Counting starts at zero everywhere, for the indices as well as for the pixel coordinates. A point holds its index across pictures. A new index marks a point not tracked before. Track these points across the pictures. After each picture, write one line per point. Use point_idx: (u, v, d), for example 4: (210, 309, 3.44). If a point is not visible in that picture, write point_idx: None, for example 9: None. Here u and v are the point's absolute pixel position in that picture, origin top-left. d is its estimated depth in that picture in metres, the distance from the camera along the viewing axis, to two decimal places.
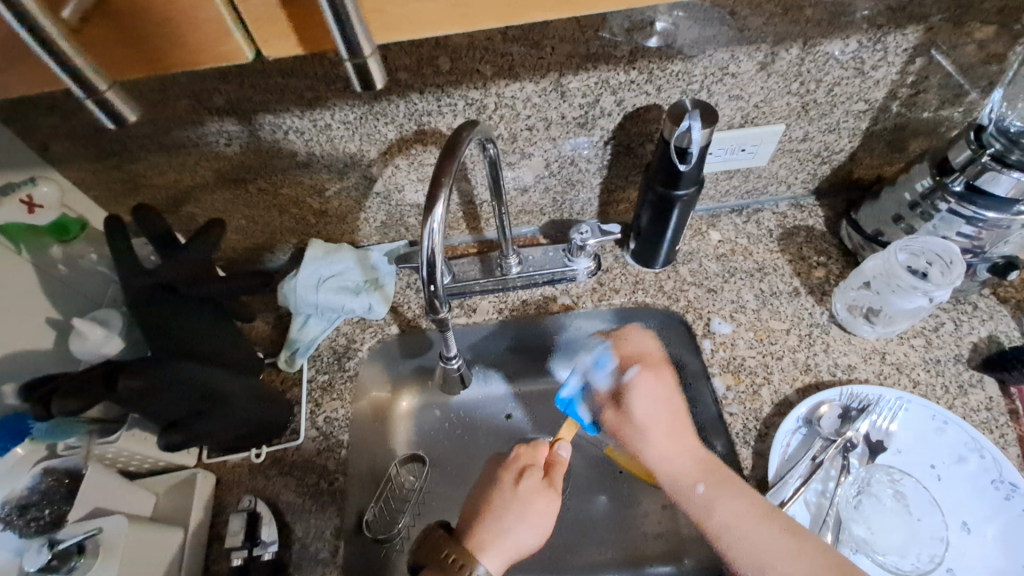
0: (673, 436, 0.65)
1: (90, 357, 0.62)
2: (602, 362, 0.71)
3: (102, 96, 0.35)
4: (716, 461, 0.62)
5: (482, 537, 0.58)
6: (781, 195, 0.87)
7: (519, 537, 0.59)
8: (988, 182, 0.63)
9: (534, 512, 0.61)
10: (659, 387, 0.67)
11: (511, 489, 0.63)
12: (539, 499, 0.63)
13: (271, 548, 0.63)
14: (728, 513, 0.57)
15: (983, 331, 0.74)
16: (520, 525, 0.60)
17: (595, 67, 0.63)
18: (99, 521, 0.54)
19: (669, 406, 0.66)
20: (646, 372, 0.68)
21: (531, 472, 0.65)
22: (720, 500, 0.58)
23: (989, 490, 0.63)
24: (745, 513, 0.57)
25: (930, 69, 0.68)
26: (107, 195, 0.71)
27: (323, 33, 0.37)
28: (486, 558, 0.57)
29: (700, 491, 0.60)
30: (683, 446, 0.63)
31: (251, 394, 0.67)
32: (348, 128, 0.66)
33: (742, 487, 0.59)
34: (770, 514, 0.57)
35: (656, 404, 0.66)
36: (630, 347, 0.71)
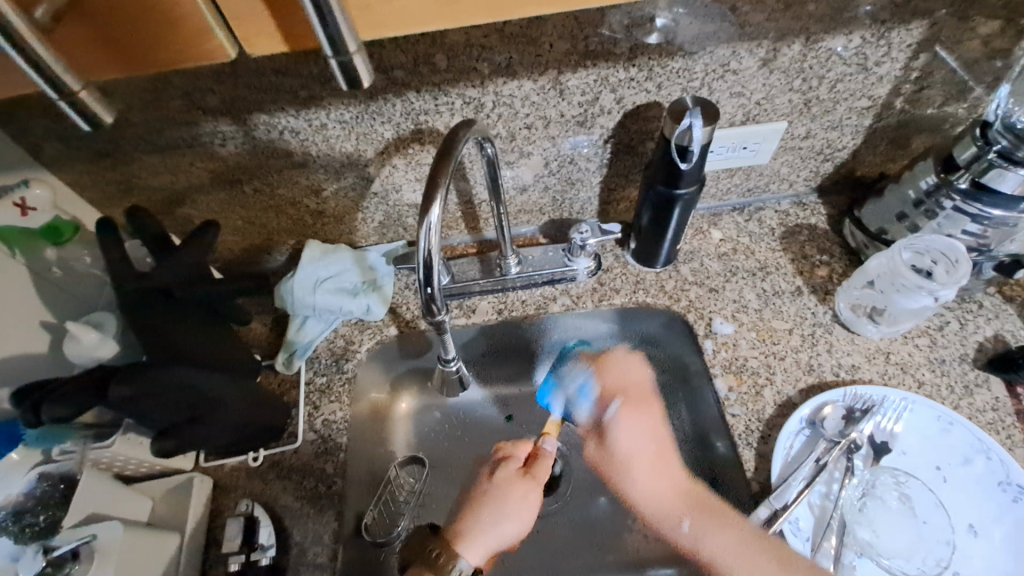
0: (654, 469, 0.69)
1: (84, 361, 0.60)
2: (585, 392, 0.76)
3: (75, 97, 0.34)
4: (702, 491, 0.66)
5: (464, 530, 0.61)
6: (783, 193, 0.86)
7: (502, 527, 0.62)
8: (994, 179, 0.63)
9: (512, 502, 0.64)
10: (645, 420, 0.72)
11: (489, 481, 0.66)
12: (516, 488, 0.66)
13: (269, 552, 0.62)
14: (712, 546, 0.62)
15: (989, 330, 0.73)
16: (501, 518, 0.62)
17: (594, 64, 0.62)
18: (93, 527, 0.54)
19: (654, 439, 0.71)
20: (626, 407, 0.73)
21: (510, 466, 0.68)
22: (704, 534, 0.63)
23: (996, 491, 0.62)
24: (728, 543, 0.61)
25: (934, 65, 0.67)
26: (102, 197, 0.71)
27: (306, 30, 0.36)
28: (466, 549, 0.59)
29: (685, 528, 0.65)
30: (664, 480, 0.68)
31: (246, 396, 0.66)
32: (345, 128, 0.66)
33: (724, 518, 0.63)
34: (752, 541, 0.60)
35: (636, 437, 0.71)
36: (613, 377, 0.75)
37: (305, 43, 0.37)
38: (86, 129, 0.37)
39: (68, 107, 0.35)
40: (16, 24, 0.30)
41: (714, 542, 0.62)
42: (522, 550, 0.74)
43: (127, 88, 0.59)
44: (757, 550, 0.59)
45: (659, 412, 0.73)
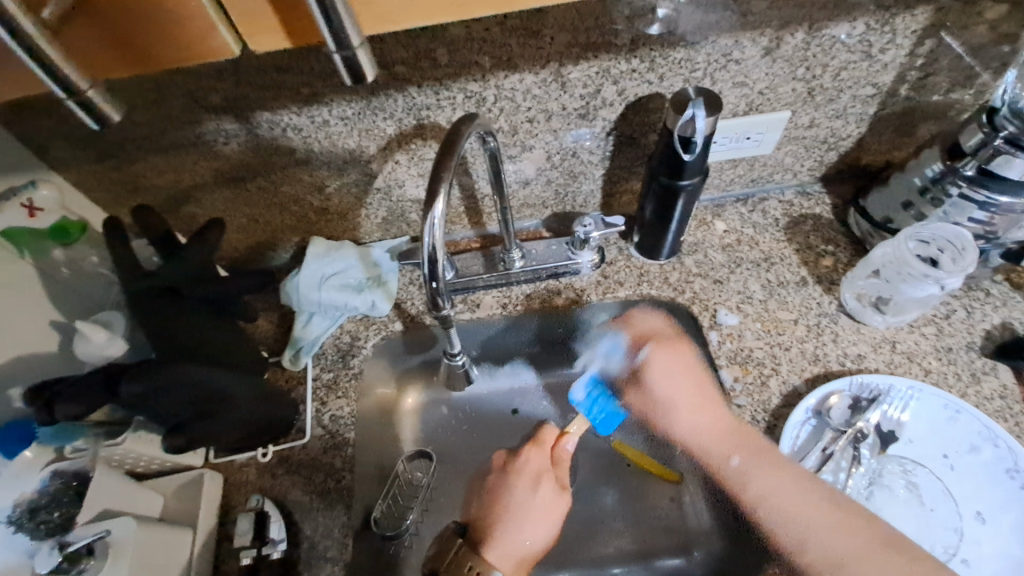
0: (696, 409, 0.68)
1: (92, 360, 0.59)
2: (614, 346, 0.77)
3: (83, 97, 0.35)
4: (753, 432, 0.64)
5: (502, 540, 0.65)
6: (787, 183, 0.85)
7: (542, 532, 0.69)
8: (1001, 166, 0.63)
9: (546, 509, 0.71)
10: (679, 365, 0.71)
11: (529, 493, 0.71)
12: (552, 498, 0.73)
13: (280, 547, 0.63)
14: (765, 487, 0.60)
15: (996, 318, 0.73)
16: (542, 529, 0.69)
17: (595, 56, 0.62)
18: (108, 522, 0.55)
19: (689, 378, 0.70)
20: (660, 348, 0.73)
21: (545, 478, 0.74)
22: (757, 471, 0.61)
23: (1004, 479, 0.61)
24: (778, 485, 0.59)
25: (939, 51, 0.67)
26: (108, 197, 0.71)
27: (311, 27, 0.37)
28: (499, 559, 0.63)
29: (734, 463, 0.62)
30: (709, 416, 0.67)
31: (252, 394, 0.68)
32: (347, 124, 0.66)
33: (780, 460, 0.61)
34: (812, 489, 0.58)
35: (671, 383, 0.71)
36: (639, 328, 0.76)
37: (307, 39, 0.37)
38: (93, 126, 0.37)
39: (76, 106, 0.35)
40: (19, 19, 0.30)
41: (760, 470, 0.61)
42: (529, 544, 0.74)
43: (130, 87, 0.59)
44: (813, 492, 0.58)
45: (690, 350, 0.73)
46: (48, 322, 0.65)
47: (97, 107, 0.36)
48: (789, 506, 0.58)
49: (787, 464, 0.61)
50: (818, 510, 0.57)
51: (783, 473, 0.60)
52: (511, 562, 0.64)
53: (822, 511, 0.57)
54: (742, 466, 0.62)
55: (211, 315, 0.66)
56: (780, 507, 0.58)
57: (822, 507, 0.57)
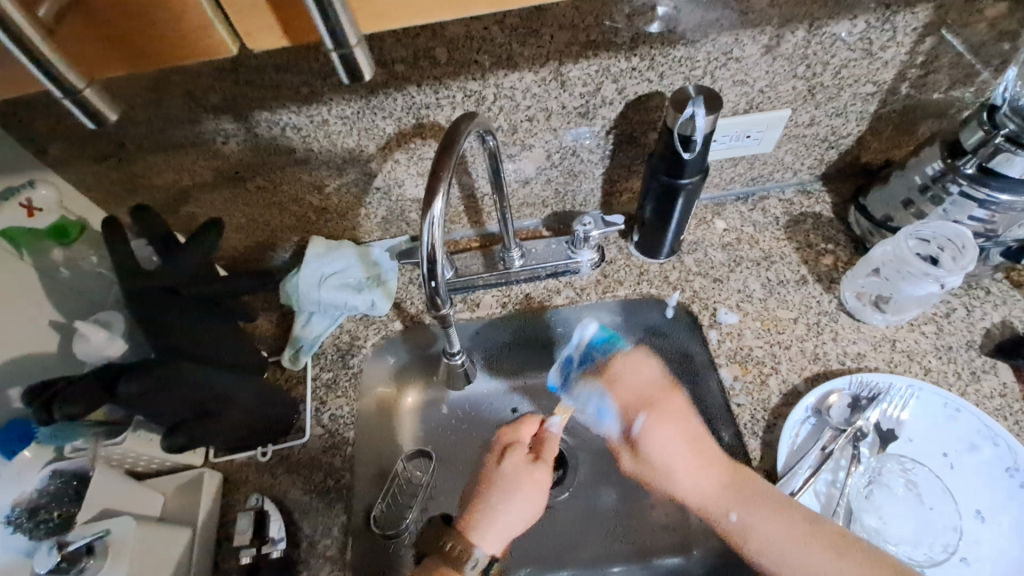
0: (694, 468, 0.64)
1: (93, 359, 0.61)
2: (603, 411, 0.72)
3: (78, 95, 0.35)
4: (746, 473, 0.61)
5: (475, 516, 0.59)
6: (787, 182, 0.85)
7: (521, 509, 0.60)
8: (1002, 164, 0.62)
9: (523, 479, 0.62)
10: (671, 425, 0.67)
11: (495, 466, 0.63)
12: (529, 472, 0.63)
13: (280, 546, 0.63)
14: (765, 540, 0.58)
15: (996, 317, 0.73)
16: (520, 502, 0.60)
17: (595, 55, 0.62)
18: (110, 522, 0.55)
19: (685, 438, 0.66)
20: (653, 417, 0.68)
21: (514, 449, 0.65)
22: (755, 525, 0.59)
23: (1003, 477, 0.61)
24: (780, 538, 0.57)
25: (940, 49, 0.66)
26: (107, 196, 0.71)
27: (306, 26, 0.37)
28: (480, 536, 0.58)
29: (734, 519, 0.60)
30: (706, 474, 0.63)
31: (252, 393, 0.67)
32: (346, 123, 0.65)
33: (771, 504, 0.58)
34: (813, 534, 0.57)
35: (666, 447, 0.66)
36: (625, 390, 0.71)
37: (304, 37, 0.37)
38: (89, 124, 0.38)
39: (72, 105, 0.36)
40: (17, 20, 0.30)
41: (759, 523, 0.58)
42: (529, 542, 0.74)
43: (129, 86, 0.59)
44: (813, 538, 0.57)
45: (684, 406, 0.68)
46: (49, 322, 0.64)
47: (95, 106, 0.36)
48: (793, 560, 0.56)
49: (786, 506, 0.58)
50: (820, 556, 0.56)
51: (786, 522, 0.57)
52: (495, 541, 0.58)
53: (824, 559, 0.56)
54: (741, 520, 0.59)
55: (210, 315, 0.66)
56: (785, 559, 0.57)
57: (825, 555, 0.56)
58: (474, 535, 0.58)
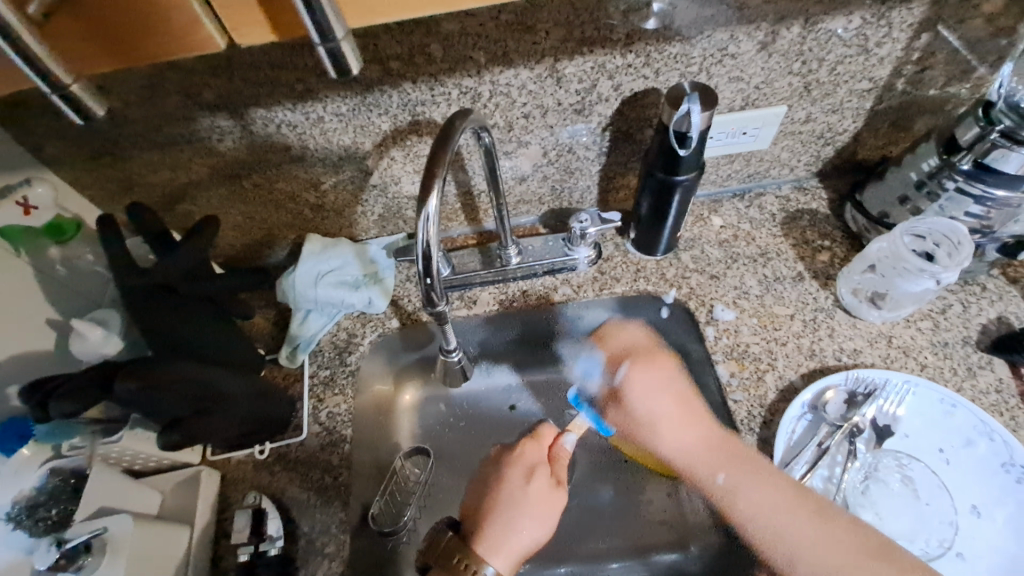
0: (681, 424, 0.69)
1: (90, 357, 0.61)
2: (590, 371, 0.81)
3: (67, 90, 0.36)
4: (740, 441, 0.65)
5: (490, 534, 0.62)
6: (784, 178, 0.85)
7: (534, 528, 0.65)
8: (997, 160, 0.62)
9: (539, 504, 0.67)
10: (657, 376, 0.72)
11: (522, 487, 0.68)
12: (546, 496, 0.68)
13: (278, 544, 0.63)
14: (752, 500, 0.61)
15: (992, 312, 0.73)
16: (532, 520, 0.65)
17: (591, 51, 0.62)
18: (106, 520, 0.54)
19: (672, 395, 0.71)
20: (635, 366, 0.74)
21: (540, 470, 0.71)
22: (742, 488, 0.62)
23: (999, 472, 0.62)
24: (763, 502, 0.60)
25: (936, 45, 0.66)
26: (103, 194, 0.71)
27: (295, 22, 0.38)
28: (496, 556, 0.60)
29: (721, 480, 0.64)
30: (695, 429, 0.67)
31: (250, 392, 0.68)
32: (342, 120, 0.65)
33: (765, 470, 0.61)
34: (796, 501, 0.59)
35: (651, 397, 0.72)
36: (615, 345, 0.78)
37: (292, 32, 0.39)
38: (76, 120, 0.38)
39: (59, 100, 0.36)
40: (10, 19, 0.31)
41: (739, 477, 0.62)
42: None
43: (124, 84, 0.59)
44: (797, 507, 0.59)
45: (673, 367, 0.73)
46: (45, 321, 0.64)
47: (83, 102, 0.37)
48: (779, 525, 0.59)
49: (775, 478, 0.61)
50: (807, 527, 0.57)
51: (769, 488, 0.60)
52: (507, 560, 0.60)
53: (808, 527, 0.57)
54: (727, 481, 0.63)
55: (207, 312, 0.66)
56: (768, 523, 0.59)
57: (810, 521, 0.58)
58: (485, 551, 0.61)
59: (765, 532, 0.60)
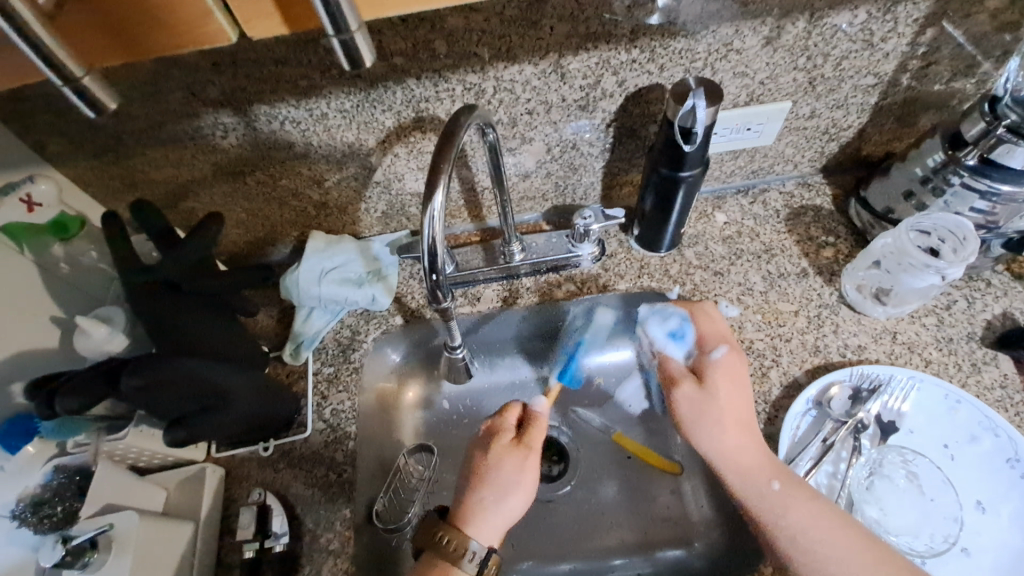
0: (743, 427, 0.61)
1: (93, 355, 0.61)
2: (681, 335, 0.70)
3: (79, 83, 0.36)
4: (785, 461, 0.60)
5: (465, 508, 0.58)
6: (787, 174, 0.85)
7: (506, 500, 0.59)
8: (1003, 155, 0.62)
9: (501, 469, 0.61)
10: (746, 376, 0.64)
11: (479, 455, 0.62)
12: (506, 460, 0.61)
13: (282, 540, 0.63)
14: (802, 520, 0.55)
15: (997, 308, 0.73)
16: (494, 489, 0.59)
17: (595, 47, 0.61)
18: (110, 516, 0.54)
19: (747, 396, 0.63)
20: (734, 351, 0.65)
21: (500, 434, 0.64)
22: (795, 500, 0.56)
23: (1004, 468, 0.62)
24: (816, 519, 0.55)
25: (941, 40, 0.66)
26: (106, 191, 0.71)
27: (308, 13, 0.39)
28: (471, 529, 0.57)
29: (775, 488, 0.57)
30: (754, 439, 0.60)
31: (253, 386, 0.66)
32: (345, 117, 0.65)
33: (814, 492, 0.57)
34: (844, 525, 0.55)
35: (739, 385, 0.63)
36: (712, 329, 0.68)
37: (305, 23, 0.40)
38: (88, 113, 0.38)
39: (72, 92, 0.36)
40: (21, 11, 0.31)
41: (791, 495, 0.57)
42: (532, 533, 0.75)
43: (127, 81, 0.58)
44: (847, 531, 0.55)
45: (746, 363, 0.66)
46: (49, 318, 0.64)
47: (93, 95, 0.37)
48: (828, 545, 0.54)
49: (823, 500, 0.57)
50: (854, 549, 0.54)
51: (819, 507, 0.56)
52: (485, 532, 0.58)
53: (859, 552, 0.53)
54: (783, 490, 0.57)
55: (212, 309, 0.66)
56: (818, 539, 0.54)
57: (855, 543, 0.54)
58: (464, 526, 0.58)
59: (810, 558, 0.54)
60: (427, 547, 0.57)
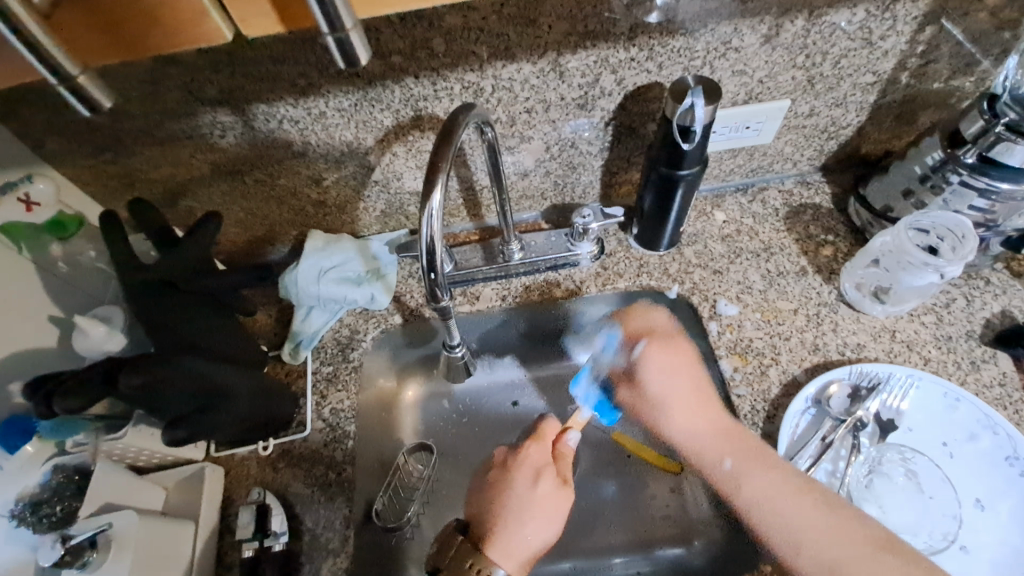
0: (693, 409, 0.67)
1: (92, 354, 0.61)
2: (610, 341, 0.77)
3: (74, 82, 0.36)
4: (744, 429, 0.63)
5: (504, 539, 0.59)
6: (786, 173, 0.85)
7: (547, 536, 0.62)
8: (1001, 153, 0.62)
9: (546, 506, 0.63)
10: (672, 356, 0.70)
11: (528, 490, 0.64)
12: (552, 498, 0.64)
13: (282, 539, 0.63)
14: (758, 492, 0.58)
15: (996, 306, 0.73)
16: (541, 524, 0.62)
17: (594, 45, 0.61)
18: (108, 516, 0.54)
19: (687, 377, 0.69)
20: (654, 344, 0.72)
21: (546, 471, 0.66)
22: (749, 476, 0.59)
23: (1003, 466, 0.62)
24: (770, 490, 0.58)
25: (940, 38, 0.66)
26: (104, 190, 0.71)
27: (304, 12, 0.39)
28: (510, 561, 0.58)
29: (728, 467, 0.61)
30: (706, 416, 0.65)
31: (253, 389, 0.66)
32: (344, 116, 0.65)
33: (772, 460, 0.59)
34: (806, 494, 0.57)
35: (668, 376, 0.69)
36: (636, 326, 0.74)
37: (299, 22, 0.39)
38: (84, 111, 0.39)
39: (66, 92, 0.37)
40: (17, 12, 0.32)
41: (751, 470, 0.59)
42: None
43: (124, 80, 0.58)
44: (806, 496, 0.57)
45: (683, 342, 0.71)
46: (47, 318, 0.64)
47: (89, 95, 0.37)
48: (789, 517, 0.56)
49: (780, 467, 0.59)
50: (811, 515, 0.56)
51: (775, 476, 0.58)
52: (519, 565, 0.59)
53: (820, 519, 0.55)
54: (735, 467, 0.60)
55: (211, 308, 0.66)
56: (779, 512, 0.57)
57: (819, 511, 0.56)
58: (498, 555, 0.58)
59: (776, 533, 0.57)
60: (447, 568, 0.56)
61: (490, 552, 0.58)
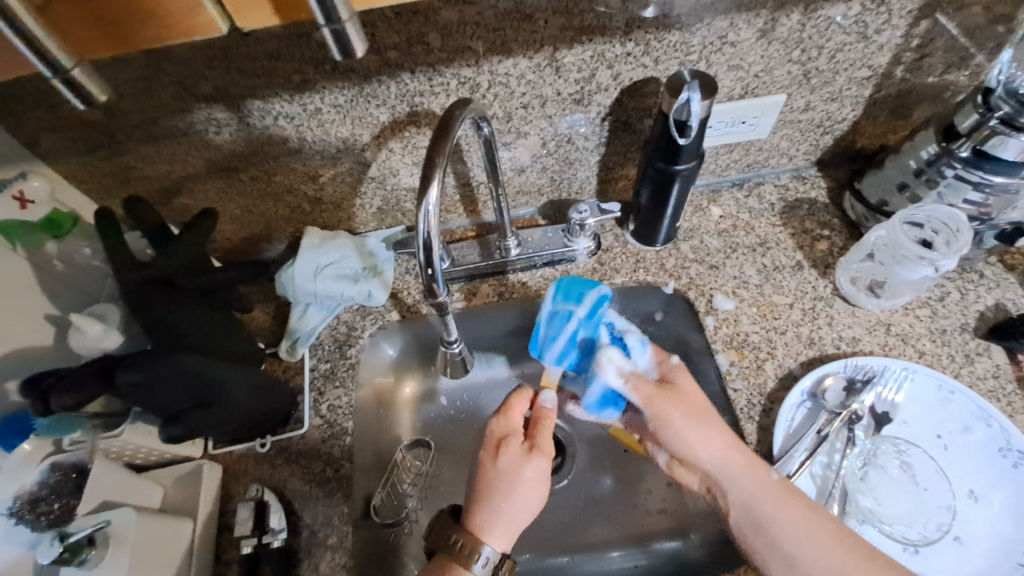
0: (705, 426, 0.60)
1: (89, 352, 0.60)
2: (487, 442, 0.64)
3: (69, 75, 0.37)
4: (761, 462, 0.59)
5: (482, 517, 0.57)
6: (782, 168, 0.85)
7: (525, 505, 0.59)
8: (996, 147, 0.62)
9: (526, 479, 0.59)
10: (690, 403, 0.62)
11: (491, 466, 0.60)
12: (526, 468, 0.60)
13: (281, 535, 0.64)
14: (786, 528, 0.55)
15: (989, 299, 0.73)
16: (521, 497, 0.58)
17: (590, 40, 0.61)
18: (108, 513, 0.54)
19: (703, 415, 0.61)
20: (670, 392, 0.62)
21: (510, 442, 0.62)
22: (782, 500, 0.57)
23: (997, 458, 0.62)
24: (792, 524, 0.55)
25: (935, 32, 0.66)
26: (99, 188, 0.70)
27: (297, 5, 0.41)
28: (491, 537, 0.57)
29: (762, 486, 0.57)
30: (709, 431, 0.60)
31: (250, 386, 0.66)
32: (339, 112, 0.65)
33: (786, 493, 0.57)
34: (822, 524, 0.55)
35: (697, 436, 0.59)
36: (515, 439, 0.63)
37: (293, 14, 0.42)
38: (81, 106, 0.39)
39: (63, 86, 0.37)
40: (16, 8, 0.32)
41: (782, 514, 0.56)
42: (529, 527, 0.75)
43: (119, 77, 0.58)
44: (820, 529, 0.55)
45: (691, 388, 0.63)
46: (43, 317, 0.64)
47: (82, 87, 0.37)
48: (808, 545, 0.54)
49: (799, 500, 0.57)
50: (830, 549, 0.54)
51: (797, 506, 0.56)
52: (502, 539, 0.57)
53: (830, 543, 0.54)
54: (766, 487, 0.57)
55: (208, 305, 0.66)
56: (800, 544, 0.54)
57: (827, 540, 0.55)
58: (479, 531, 0.57)
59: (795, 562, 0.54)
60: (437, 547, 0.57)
61: (469, 528, 0.57)
